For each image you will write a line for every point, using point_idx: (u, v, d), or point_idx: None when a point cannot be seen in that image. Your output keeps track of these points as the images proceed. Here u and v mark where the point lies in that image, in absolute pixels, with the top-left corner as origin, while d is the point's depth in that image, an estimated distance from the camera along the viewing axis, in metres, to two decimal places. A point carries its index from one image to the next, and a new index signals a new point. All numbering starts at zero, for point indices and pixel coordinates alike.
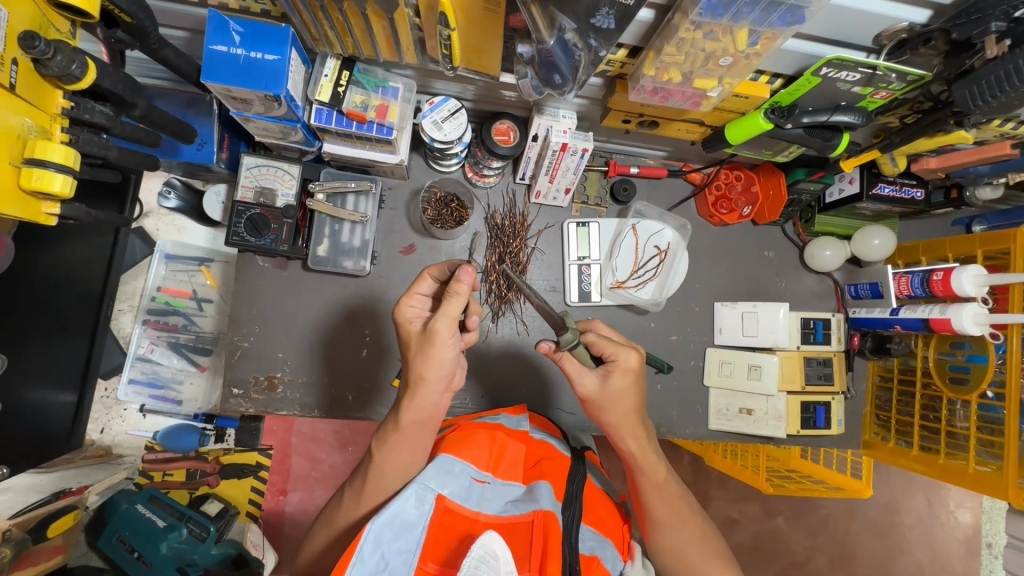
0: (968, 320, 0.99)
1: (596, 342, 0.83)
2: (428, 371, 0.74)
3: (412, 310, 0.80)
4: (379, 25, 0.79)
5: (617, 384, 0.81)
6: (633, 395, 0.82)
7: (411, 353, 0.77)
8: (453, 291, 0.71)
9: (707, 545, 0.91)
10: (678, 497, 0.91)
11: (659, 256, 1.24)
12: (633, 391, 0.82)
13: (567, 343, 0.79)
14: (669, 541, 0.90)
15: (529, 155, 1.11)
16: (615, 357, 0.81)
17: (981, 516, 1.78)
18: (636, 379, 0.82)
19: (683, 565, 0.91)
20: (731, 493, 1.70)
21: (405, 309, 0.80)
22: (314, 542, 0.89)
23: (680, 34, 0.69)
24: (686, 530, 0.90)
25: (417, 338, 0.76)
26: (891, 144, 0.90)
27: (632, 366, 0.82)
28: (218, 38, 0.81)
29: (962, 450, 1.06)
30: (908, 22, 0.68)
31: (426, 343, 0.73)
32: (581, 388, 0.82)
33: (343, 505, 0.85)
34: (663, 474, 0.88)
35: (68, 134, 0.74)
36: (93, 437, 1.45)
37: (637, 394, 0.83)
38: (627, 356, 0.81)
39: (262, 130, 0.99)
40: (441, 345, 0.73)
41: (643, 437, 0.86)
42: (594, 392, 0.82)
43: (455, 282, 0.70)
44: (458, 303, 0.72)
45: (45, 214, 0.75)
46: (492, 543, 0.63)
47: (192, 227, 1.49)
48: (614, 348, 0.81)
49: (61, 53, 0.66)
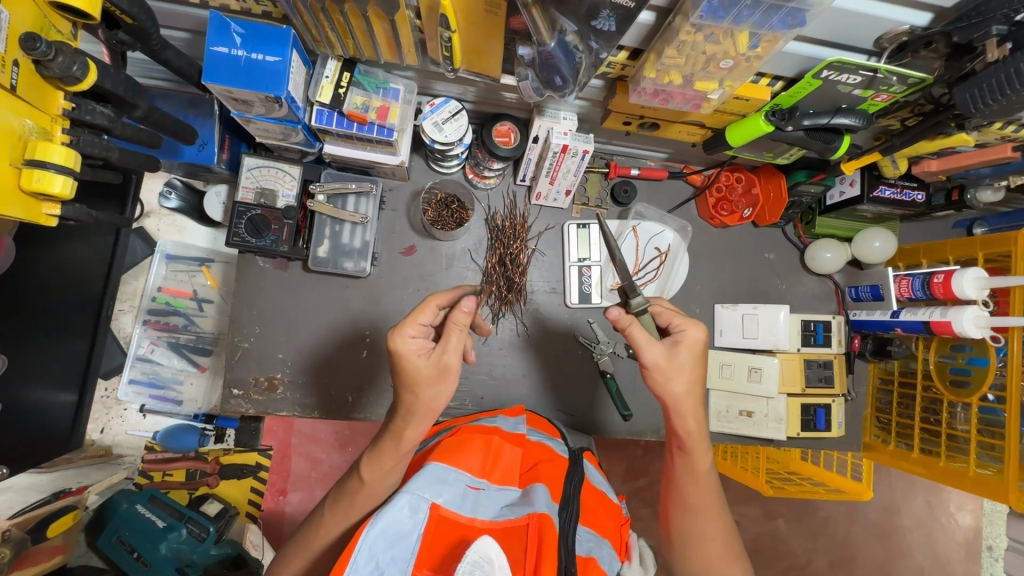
0: (969, 322, 0.99)
1: (663, 312, 0.85)
2: (440, 403, 0.76)
3: (414, 341, 0.75)
4: (380, 26, 0.80)
5: (683, 356, 0.81)
6: (697, 370, 0.82)
7: (417, 388, 0.75)
8: (455, 322, 0.74)
9: (729, 542, 0.91)
10: (713, 485, 0.90)
11: (660, 257, 1.25)
12: (696, 366, 0.82)
13: (637, 305, 0.83)
14: (692, 529, 0.90)
15: (530, 156, 1.11)
16: (682, 329, 0.82)
17: (982, 519, 1.78)
18: (700, 355, 0.83)
19: (700, 560, 0.90)
20: (731, 495, 1.70)
21: (407, 339, 0.75)
22: (293, 562, 0.86)
23: (680, 36, 0.69)
24: (710, 523, 0.90)
25: (425, 373, 0.74)
26: (891, 147, 0.90)
27: (699, 341, 0.82)
28: (219, 39, 0.82)
29: (962, 453, 1.05)
30: (909, 25, 0.68)
31: (439, 378, 0.74)
32: (647, 358, 0.80)
33: (326, 522, 0.85)
34: (709, 459, 0.88)
35: (69, 135, 0.74)
36: (93, 437, 1.45)
37: (700, 371, 0.83)
38: (694, 330, 0.82)
39: (263, 131, 0.99)
40: (452, 381, 0.75)
41: (703, 417, 0.85)
42: (661, 362, 0.80)
43: (459, 313, 0.73)
44: (463, 335, 0.75)
45: (46, 215, 0.75)
46: (487, 548, 0.63)
47: (193, 227, 1.49)
48: (683, 321, 0.83)
49: (62, 54, 0.66)
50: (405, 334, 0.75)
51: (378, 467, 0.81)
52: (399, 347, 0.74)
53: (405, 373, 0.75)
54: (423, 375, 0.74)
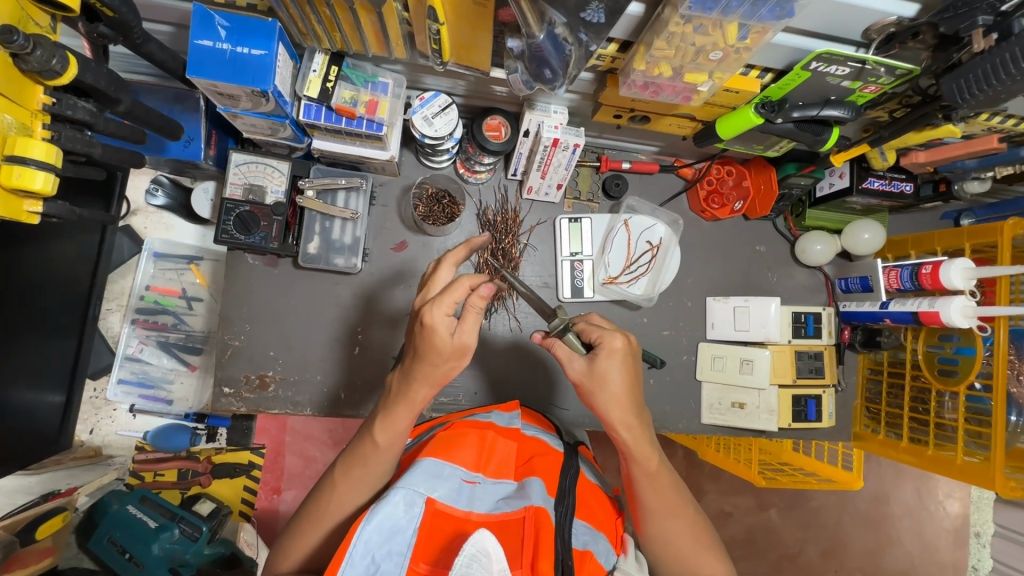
0: (957, 313, 1.00)
1: (585, 328, 0.85)
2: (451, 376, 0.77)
3: (445, 319, 0.71)
4: (367, 19, 0.79)
5: (602, 368, 0.80)
6: (621, 379, 0.81)
7: (434, 358, 0.73)
8: (471, 306, 0.72)
9: (696, 534, 0.91)
10: (671, 489, 0.89)
11: (652, 251, 1.23)
12: (620, 375, 0.81)
13: (554, 327, 0.85)
14: (658, 529, 0.90)
15: (521, 151, 1.09)
16: (601, 340, 0.82)
17: (969, 506, 1.81)
18: (624, 362, 0.81)
19: (675, 558, 0.91)
20: (724, 486, 1.71)
21: (437, 314, 0.70)
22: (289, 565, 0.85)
23: (669, 28, 0.68)
24: (672, 515, 0.89)
25: (447, 349, 0.72)
26: (879, 139, 0.89)
27: (618, 349, 0.81)
28: (202, 33, 0.80)
29: (950, 441, 1.06)
30: (896, 16, 0.68)
31: (456, 356, 0.73)
32: (571, 373, 0.83)
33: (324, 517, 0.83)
34: (656, 465, 0.87)
35: (49, 130, 0.72)
36: (83, 438, 1.44)
37: (627, 380, 0.82)
38: (612, 339, 0.81)
39: (250, 126, 0.97)
40: (465, 355, 0.75)
41: (636, 426, 0.84)
42: (584, 375, 0.82)
43: (475, 297, 0.72)
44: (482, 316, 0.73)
45: (27, 212, 0.74)
46: (484, 540, 0.62)
47: (181, 225, 1.48)
48: (600, 332, 0.82)
49: (41, 47, 0.65)
50: (437, 308, 0.71)
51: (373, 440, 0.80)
52: (427, 320, 0.71)
53: (427, 342, 0.72)
54: (443, 351, 0.72)
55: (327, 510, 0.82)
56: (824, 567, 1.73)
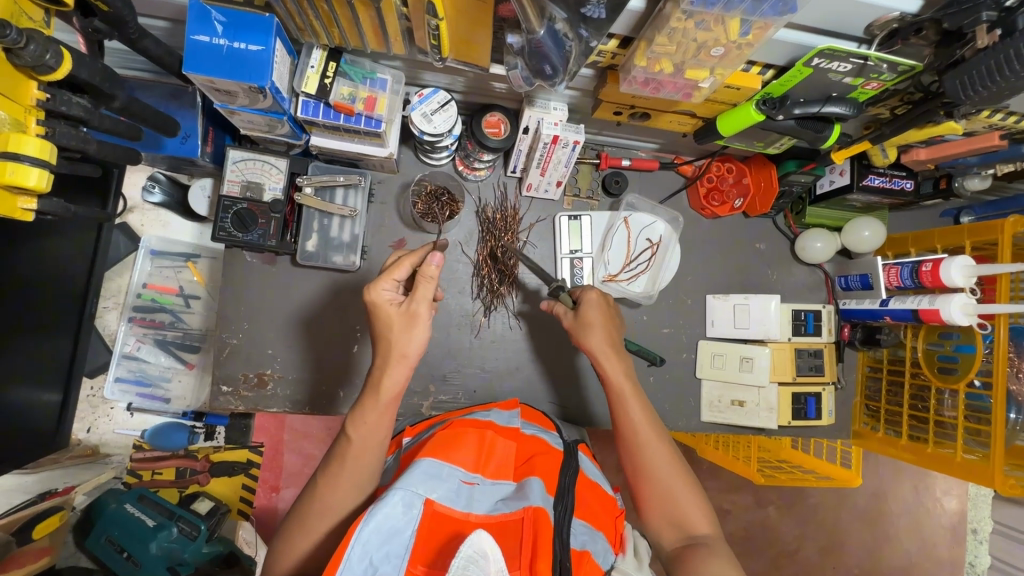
0: (958, 310, 1.00)
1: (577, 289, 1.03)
2: (411, 349, 0.80)
3: (387, 292, 0.83)
4: (365, 14, 0.78)
5: (585, 311, 0.97)
6: (599, 320, 0.96)
7: (389, 334, 0.81)
8: (425, 275, 0.80)
9: (685, 484, 0.87)
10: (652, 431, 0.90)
11: (651, 249, 1.23)
12: (598, 316, 0.96)
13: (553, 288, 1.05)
14: (645, 476, 0.87)
15: (521, 148, 1.09)
16: (583, 292, 1.00)
17: (966, 503, 1.82)
18: (602, 308, 0.97)
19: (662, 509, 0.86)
20: (722, 483, 1.72)
21: (379, 291, 0.83)
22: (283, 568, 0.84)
23: (671, 23, 0.68)
24: (654, 456, 0.88)
25: (396, 318, 0.81)
26: (882, 135, 0.89)
27: (595, 296, 0.98)
28: (199, 28, 0.79)
29: (950, 439, 1.06)
30: (899, 12, 0.67)
31: (407, 324, 0.81)
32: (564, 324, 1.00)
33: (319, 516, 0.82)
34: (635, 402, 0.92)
35: (44, 126, 0.72)
36: (80, 436, 1.43)
37: (606, 322, 0.96)
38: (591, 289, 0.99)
39: (248, 123, 0.97)
40: (421, 327, 0.81)
41: (615, 358, 0.95)
42: (572, 322, 0.98)
43: (427, 266, 0.79)
44: (431, 285, 0.81)
45: (22, 209, 0.73)
46: (482, 541, 0.62)
47: (178, 223, 1.47)
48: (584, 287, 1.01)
49: (34, 42, 0.64)
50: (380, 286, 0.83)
51: (373, 439, 0.81)
52: (374, 298, 0.83)
53: (378, 321, 0.83)
54: (394, 322, 0.81)
55: (329, 507, 0.81)
56: (822, 564, 1.73)
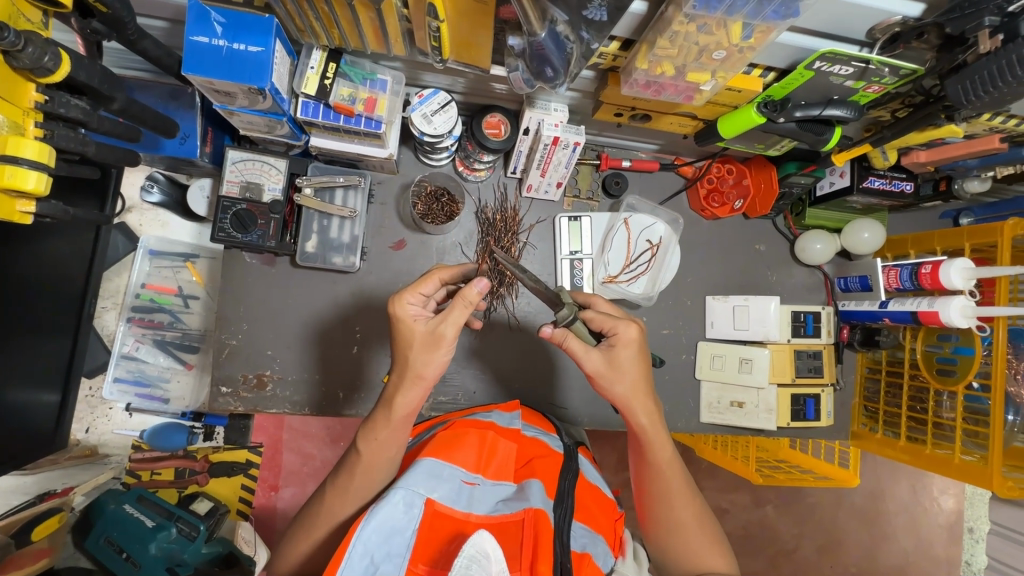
0: (956, 312, 1.00)
1: (595, 319, 0.86)
2: (429, 370, 0.79)
3: (412, 307, 0.81)
4: (366, 15, 0.77)
5: (621, 358, 0.83)
6: (635, 368, 0.84)
7: (409, 351, 0.79)
8: (465, 298, 0.77)
9: (704, 528, 0.89)
10: (680, 479, 0.89)
11: (651, 250, 1.23)
12: (634, 364, 0.84)
13: (563, 318, 0.83)
14: (667, 520, 0.88)
15: (521, 149, 1.08)
16: (614, 331, 0.84)
17: (963, 502, 1.83)
18: (638, 352, 0.84)
19: (682, 551, 0.88)
20: (720, 483, 1.72)
21: (405, 306, 0.80)
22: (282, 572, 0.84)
23: (672, 27, 0.68)
24: (679, 506, 0.88)
25: (418, 337, 0.79)
26: (882, 138, 0.89)
27: (632, 339, 0.84)
28: (199, 29, 0.79)
29: (948, 440, 1.07)
30: (901, 16, 0.68)
31: (431, 345, 0.78)
32: (587, 366, 0.83)
33: (318, 519, 0.82)
34: (667, 451, 0.88)
35: (42, 129, 0.71)
36: (78, 437, 1.44)
37: (641, 367, 0.85)
38: (626, 330, 0.84)
39: (247, 123, 0.96)
40: (445, 351, 0.79)
41: (651, 407, 0.86)
42: (600, 367, 0.83)
43: (470, 290, 0.76)
44: (466, 310, 0.78)
45: (20, 212, 0.73)
46: (484, 542, 0.61)
47: (176, 223, 1.47)
48: (614, 323, 0.84)
49: (32, 44, 0.64)
50: (405, 301, 0.81)
51: (384, 455, 0.81)
52: (401, 314, 0.80)
53: (400, 335, 0.80)
54: (415, 340, 0.79)
55: (330, 509, 0.81)
56: (820, 563, 1.74)
